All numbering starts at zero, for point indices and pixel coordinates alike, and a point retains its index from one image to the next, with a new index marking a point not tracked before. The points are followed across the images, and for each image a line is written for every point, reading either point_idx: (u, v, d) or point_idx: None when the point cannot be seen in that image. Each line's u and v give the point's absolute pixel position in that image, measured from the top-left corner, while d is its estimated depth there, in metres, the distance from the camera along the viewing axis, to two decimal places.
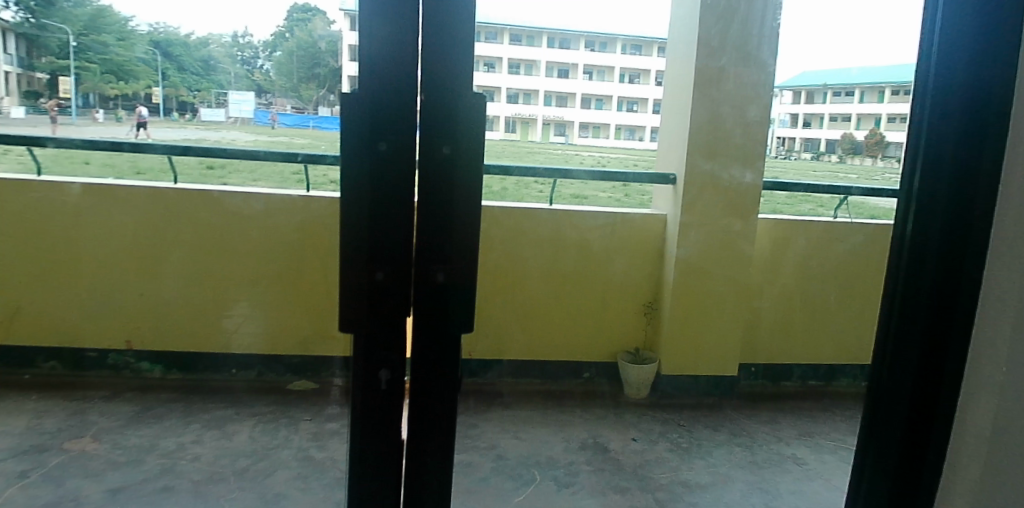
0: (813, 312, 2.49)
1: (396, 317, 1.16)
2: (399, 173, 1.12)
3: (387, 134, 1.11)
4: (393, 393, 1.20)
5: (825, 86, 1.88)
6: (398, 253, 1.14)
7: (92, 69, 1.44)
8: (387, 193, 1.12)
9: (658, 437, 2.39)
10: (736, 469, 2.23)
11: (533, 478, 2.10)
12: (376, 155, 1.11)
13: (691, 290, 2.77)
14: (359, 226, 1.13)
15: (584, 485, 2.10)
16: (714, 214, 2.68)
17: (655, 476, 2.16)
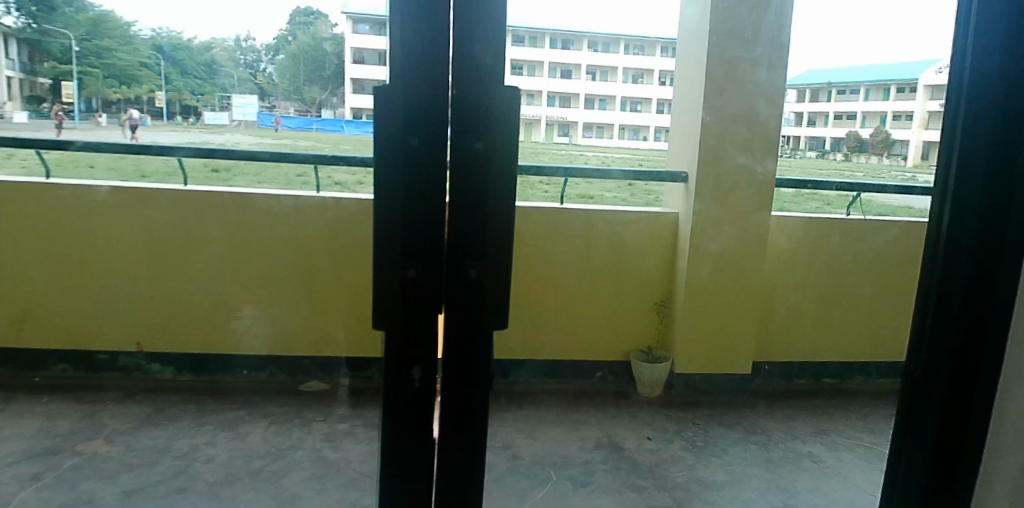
0: (844, 310, 2.54)
1: (429, 315, 1.15)
2: (431, 167, 1.11)
3: (419, 129, 1.10)
4: (427, 391, 1.19)
5: (830, 84, 1.89)
6: (430, 249, 1.13)
7: (93, 73, 1.40)
8: (420, 188, 1.11)
9: (672, 436, 2.37)
10: (753, 467, 2.21)
11: (549, 477, 2.09)
12: (408, 150, 1.10)
13: (716, 287, 2.84)
14: (393, 223, 1.12)
15: (600, 485, 2.08)
16: (744, 212, 2.72)
17: (671, 475, 2.14)
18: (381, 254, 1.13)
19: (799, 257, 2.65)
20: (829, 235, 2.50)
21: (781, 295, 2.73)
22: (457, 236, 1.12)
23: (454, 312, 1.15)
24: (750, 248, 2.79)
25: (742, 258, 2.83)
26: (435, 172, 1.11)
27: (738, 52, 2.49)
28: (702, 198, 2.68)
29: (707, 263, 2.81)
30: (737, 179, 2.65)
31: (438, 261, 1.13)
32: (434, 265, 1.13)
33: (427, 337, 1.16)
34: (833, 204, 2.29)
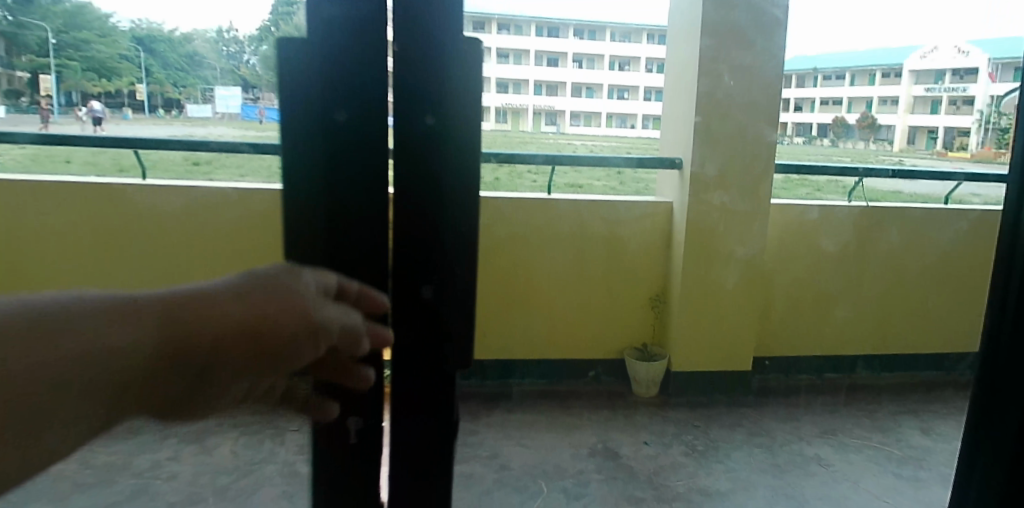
0: (903, 309, 2.62)
1: (372, 349, 0.93)
2: (365, 156, 0.84)
3: (348, 99, 0.82)
4: (366, 447, 0.95)
5: (815, 72, 1.78)
6: (370, 269, 0.89)
7: (73, 67, 1.03)
8: (351, 187, 0.85)
9: (671, 440, 2.23)
10: (757, 474, 2.05)
11: (540, 491, 1.93)
12: (335, 134, 0.83)
13: (761, 299, 2.64)
14: (320, 235, 0.86)
15: (596, 497, 1.91)
16: (775, 217, 2.58)
17: (671, 484, 1.99)
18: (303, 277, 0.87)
19: (848, 264, 2.66)
20: (883, 236, 2.62)
21: (836, 306, 2.67)
22: (403, 251, 0.89)
23: (404, 342, 0.94)
24: (797, 253, 2.67)
25: (784, 262, 2.66)
26: (373, 167, 0.85)
27: (747, 13, 2.32)
28: (705, 193, 2.51)
29: (738, 269, 2.61)
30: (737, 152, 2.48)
31: (382, 285, 0.90)
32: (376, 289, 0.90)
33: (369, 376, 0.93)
34: (824, 190, 2.50)
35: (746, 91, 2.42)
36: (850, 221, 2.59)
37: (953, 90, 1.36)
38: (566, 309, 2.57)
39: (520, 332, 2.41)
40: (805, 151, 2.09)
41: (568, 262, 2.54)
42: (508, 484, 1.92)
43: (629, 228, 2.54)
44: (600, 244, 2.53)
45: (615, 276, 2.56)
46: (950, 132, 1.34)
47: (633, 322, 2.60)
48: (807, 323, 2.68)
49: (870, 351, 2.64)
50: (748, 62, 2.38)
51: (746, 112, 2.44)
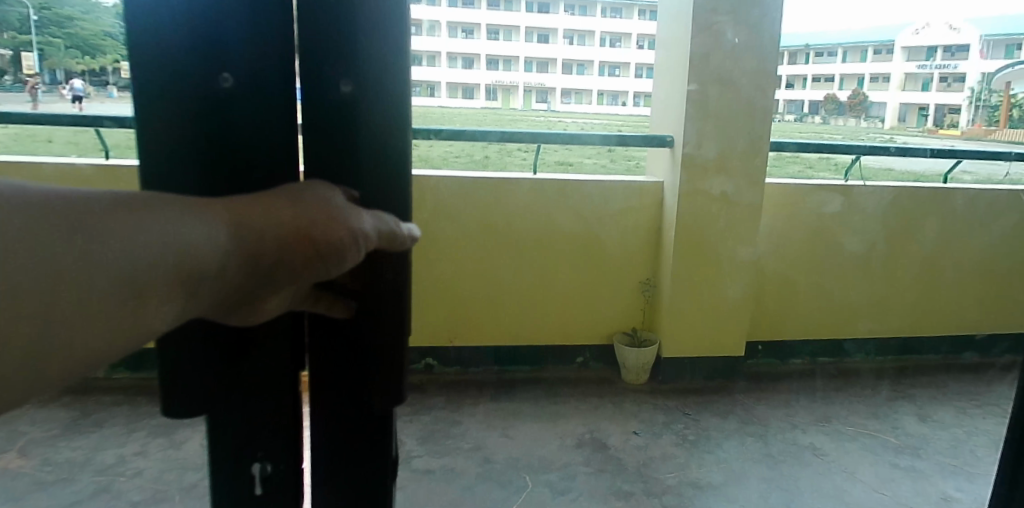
0: (934, 298, 2.63)
1: (266, 369, 0.62)
2: (263, 125, 0.57)
3: (231, 52, 0.54)
4: (280, 500, 0.66)
5: (807, 48, 1.65)
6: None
7: (59, 44, 0.84)
8: (239, 153, 0.57)
9: (661, 430, 2.16)
10: (750, 464, 1.98)
11: (525, 485, 1.83)
12: (209, 103, 0.54)
13: (774, 303, 2.63)
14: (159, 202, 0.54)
15: (584, 491, 1.82)
16: (782, 208, 2.49)
17: (661, 477, 1.91)
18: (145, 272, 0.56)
19: (876, 261, 2.61)
20: (923, 227, 2.55)
21: (862, 311, 2.65)
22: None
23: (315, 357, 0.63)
24: (814, 252, 2.59)
25: (797, 259, 2.59)
26: (264, 127, 0.57)
27: None
28: (704, 178, 2.38)
29: (740, 272, 2.50)
30: (738, 123, 2.32)
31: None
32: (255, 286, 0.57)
33: (268, 405, 0.63)
34: (816, 168, 2.40)
35: (748, 57, 2.26)
36: (879, 214, 2.52)
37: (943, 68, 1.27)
38: (551, 293, 2.49)
39: (494, 328, 2.43)
40: (793, 129, 2.05)
41: (540, 251, 2.43)
42: (491, 478, 1.84)
43: (614, 209, 2.42)
44: (586, 228, 2.43)
45: (600, 260, 2.48)
46: (940, 110, 1.25)
47: (620, 307, 2.55)
48: (821, 311, 2.65)
49: (901, 338, 2.63)
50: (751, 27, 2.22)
51: (745, 80, 2.28)
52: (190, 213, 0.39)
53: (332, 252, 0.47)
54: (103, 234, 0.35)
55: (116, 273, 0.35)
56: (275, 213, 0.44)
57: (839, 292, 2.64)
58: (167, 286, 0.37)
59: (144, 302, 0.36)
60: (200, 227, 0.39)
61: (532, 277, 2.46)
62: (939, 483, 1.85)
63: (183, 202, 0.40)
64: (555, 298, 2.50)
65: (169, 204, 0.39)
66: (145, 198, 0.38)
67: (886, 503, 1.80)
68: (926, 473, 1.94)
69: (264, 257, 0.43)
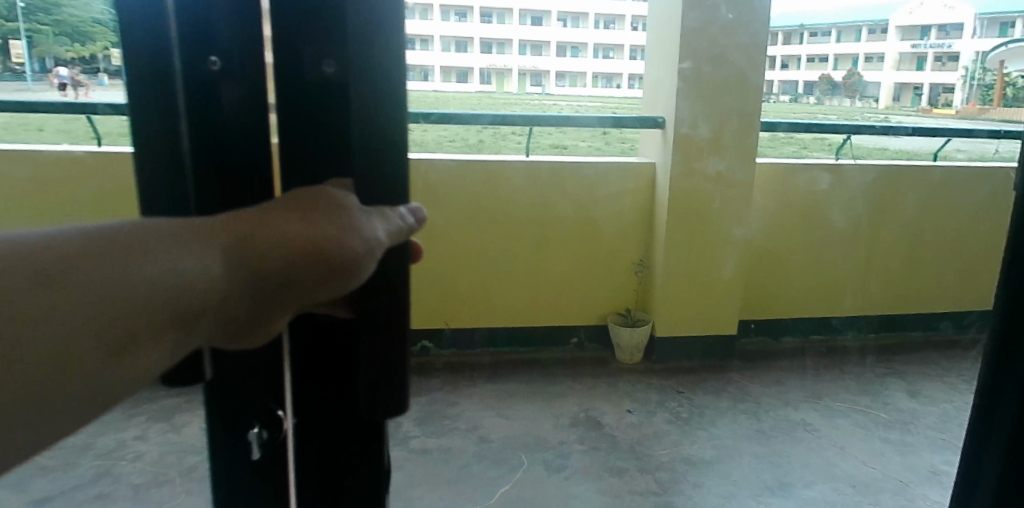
0: (917, 275, 2.69)
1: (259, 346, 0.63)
2: (249, 109, 0.56)
3: (216, 34, 0.54)
4: (277, 465, 0.68)
5: (802, 28, 1.65)
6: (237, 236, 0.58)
7: (48, 31, 0.85)
8: (224, 135, 0.57)
9: (656, 407, 2.19)
10: (743, 441, 2.01)
11: (521, 463, 1.85)
12: (195, 87, 0.55)
13: (766, 281, 2.63)
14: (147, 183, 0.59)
15: (578, 468, 1.84)
16: (772, 185, 2.50)
17: (655, 454, 1.93)
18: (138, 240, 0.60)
19: (862, 236, 2.63)
20: (902, 201, 2.59)
21: (852, 287, 2.66)
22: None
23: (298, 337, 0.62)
24: (802, 229, 2.59)
25: (784, 238, 2.59)
26: (250, 110, 0.56)
27: None
28: (705, 160, 2.37)
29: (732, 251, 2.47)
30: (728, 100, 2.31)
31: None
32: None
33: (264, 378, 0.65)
34: (811, 147, 2.44)
35: (734, 32, 2.25)
36: (863, 189, 2.56)
37: (940, 46, 1.23)
38: (542, 274, 2.50)
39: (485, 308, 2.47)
40: (787, 109, 2.05)
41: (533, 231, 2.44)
42: (486, 457, 1.86)
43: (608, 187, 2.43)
44: (575, 209, 2.44)
45: (592, 240, 2.49)
46: (936, 89, 1.20)
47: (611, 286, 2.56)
48: (810, 287, 2.66)
49: (884, 310, 2.72)
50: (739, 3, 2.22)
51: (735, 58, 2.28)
52: (183, 240, 0.35)
53: (347, 268, 0.43)
54: (99, 278, 0.30)
55: (114, 318, 0.31)
56: (281, 230, 0.40)
57: (827, 271, 2.65)
58: (162, 326, 0.33)
59: (132, 350, 0.32)
60: (192, 258, 0.35)
61: (525, 257, 2.46)
62: (926, 459, 1.89)
63: (184, 226, 0.36)
64: (546, 277, 2.50)
65: (162, 234, 0.34)
66: (143, 228, 0.34)
67: (876, 477, 1.84)
68: (912, 448, 1.98)
69: (265, 281, 0.39)
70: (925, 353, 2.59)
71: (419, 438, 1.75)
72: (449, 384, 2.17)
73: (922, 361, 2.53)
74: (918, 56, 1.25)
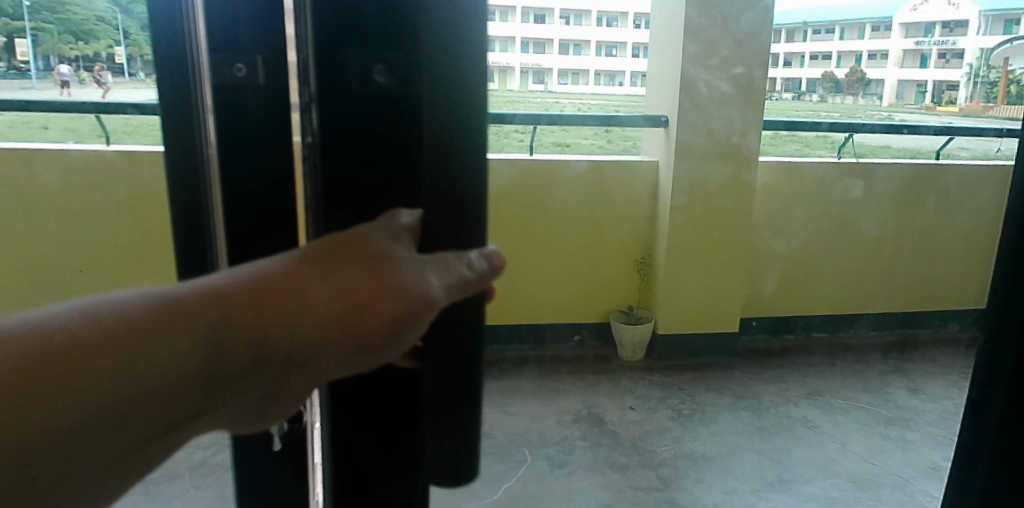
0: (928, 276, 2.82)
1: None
2: (271, 111, 0.64)
3: (242, 46, 0.62)
4: (296, 450, 0.77)
5: (806, 25, 1.66)
6: (262, 219, 0.69)
7: (53, 30, 0.90)
8: (250, 133, 0.66)
9: (658, 404, 2.17)
10: (742, 438, 2.08)
11: (526, 458, 1.77)
12: (228, 88, 0.63)
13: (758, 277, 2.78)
14: (197, 162, 0.75)
15: (581, 464, 1.90)
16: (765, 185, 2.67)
17: (657, 450, 1.99)
18: (196, 207, 0.76)
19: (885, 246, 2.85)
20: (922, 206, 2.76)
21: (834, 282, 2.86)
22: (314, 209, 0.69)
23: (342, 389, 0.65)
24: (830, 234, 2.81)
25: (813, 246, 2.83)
26: (274, 112, 0.64)
27: None
28: (747, 169, 2.59)
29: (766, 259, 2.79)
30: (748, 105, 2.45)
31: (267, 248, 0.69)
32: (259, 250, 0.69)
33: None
34: (813, 145, 2.53)
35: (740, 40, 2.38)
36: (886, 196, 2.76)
37: (942, 44, 1.27)
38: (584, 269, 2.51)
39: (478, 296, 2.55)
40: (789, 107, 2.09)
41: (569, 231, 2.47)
42: None
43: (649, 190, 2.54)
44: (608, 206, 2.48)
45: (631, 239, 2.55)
46: (938, 87, 1.26)
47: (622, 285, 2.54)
48: (841, 290, 2.85)
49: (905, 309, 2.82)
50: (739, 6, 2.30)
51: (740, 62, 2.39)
52: (186, 326, 0.37)
53: (372, 332, 0.42)
54: (90, 372, 0.34)
55: (105, 404, 0.35)
56: (306, 304, 0.40)
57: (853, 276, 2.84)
58: (155, 409, 0.37)
59: (130, 430, 0.36)
60: (193, 341, 0.37)
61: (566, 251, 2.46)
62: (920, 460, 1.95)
63: (195, 306, 0.38)
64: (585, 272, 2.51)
65: (166, 319, 0.37)
66: (148, 316, 0.37)
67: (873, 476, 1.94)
68: (908, 445, 2.06)
69: (284, 351, 0.40)
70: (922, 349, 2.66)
71: None
72: None
73: (919, 356, 2.58)
74: (922, 52, 1.28)
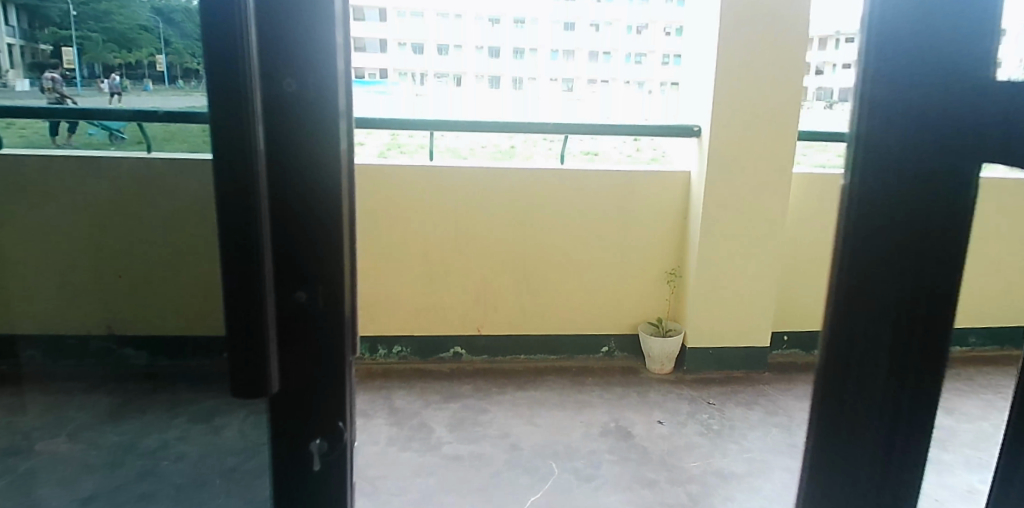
0: None
1: (326, 347, 0.77)
2: (319, 123, 0.70)
3: (297, 65, 0.68)
4: (334, 470, 0.80)
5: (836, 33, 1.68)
6: (301, 221, 0.72)
7: (96, 37, 0.84)
8: (298, 147, 0.70)
9: (685, 418, 2.21)
10: (775, 455, 2.00)
11: (551, 471, 1.85)
12: (284, 100, 0.69)
13: (801, 294, 2.80)
14: (231, 187, 0.69)
15: (608, 478, 1.84)
16: (817, 199, 2.71)
17: (686, 466, 1.91)
18: (230, 231, 0.70)
19: None
20: None
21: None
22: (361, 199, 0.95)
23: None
24: None
25: None
26: (321, 124, 0.70)
27: None
28: None
29: None
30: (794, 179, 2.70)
31: (317, 245, 0.73)
32: (309, 250, 0.73)
33: (325, 384, 0.78)
34: None
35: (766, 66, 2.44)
36: None
37: None
38: (505, 299, 2.67)
39: (399, 307, 2.64)
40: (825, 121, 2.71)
41: (429, 261, 2.61)
42: (518, 465, 1.88)
43: (620, 204, 2.63)
44: (584, 235, 2.65)
45: (544, 275, 2.67)
46: None
47: (572, 305, 2.71)
48: None
49: None
50: (765, 45, 2.43)
51: (771, 90, 2.45)
52: None
53: None
54: None
55: None
56: None
57: None
58: None
59: None
60: None
61: (433, 280, 2.63)
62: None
63: None
64: (501, 289, 2.66)
65: None
66: None
67: None
68: None
69: None
70: None
71: (450, 444, 1.98)
72: (480, 391, 2.37)
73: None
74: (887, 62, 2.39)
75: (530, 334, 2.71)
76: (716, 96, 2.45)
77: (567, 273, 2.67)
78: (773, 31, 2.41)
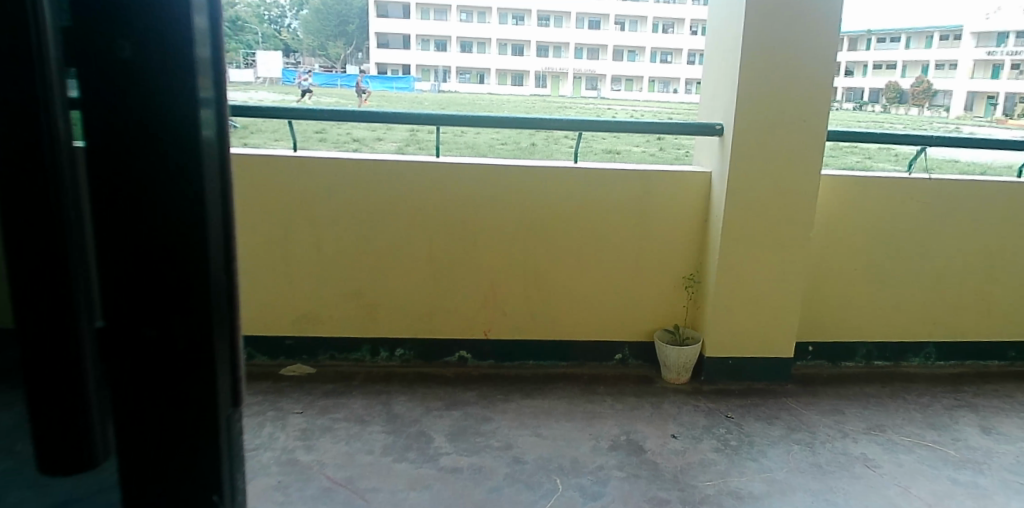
0: (1005, 296, 2.73)
1: (182, 397, 0.57)
2: (170, 105, 0.51)
3: (133, 24, 0.49)
4: None
5: None
6: (142, 230, 0.53)
7: None
8: (140, 133, 0.51)
9: (701, 433, 2.08)
10: (797, 475, 1.87)
11: (554, 488, 1.74)
12: (106, 75, 0.50)
13: (825, 299, 2.66)
14: (25, 189, 0.50)
15: (616, 496, 1.72)
16: (845, 201, 2.56)
17: (699, 485, 1.78)
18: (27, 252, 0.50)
19: (975, 280, 2.70)
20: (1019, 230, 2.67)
21: (917, 316, 2.72)
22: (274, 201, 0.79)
23: None
24: (936, 275, 2.68)
25: (938, 279, 2.69)
26: (169, 108, 0.51)
27: None
28: (870, 194, 2.56)
29: (903, 300, 2.69)
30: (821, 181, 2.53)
31: (166, 265, 0.54)
32: (152, 276, 0.54)
33: (187, 442, 0.58)
34: (875, 157, 2.67)
35: (790, 61, 2.30)
36: (992, 230, 2.66)
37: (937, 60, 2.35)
38: (513, 299, 2.56)
39: (399, 307, 2.54)
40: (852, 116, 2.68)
41: (428, 259, 2.51)
42: (519, 479, 1.77)
43: (635, 202, 2.50)
44: (594, 234, 2.52)
45: (551, 276, 2.55)
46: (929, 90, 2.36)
47: (580, 309, 2.59)
48: (937, 309, 2.72)
49: (977, 334, 2.77)
50: (791, 40, 2.28)
51: (797, 88, 2.31)
52: None
53: None
54: None
55: None
56: None
57: (955, 307, 2.72)
58: None
59: None
60: None
61: (436, 282, 2.53)
62: (995, 486, 1.86)
63: None
64: (505, 289, 2.55)
65: None
66: None
67: None
68: (983, 496, 1.80)
69: None
70: (997, 391, 2.53)
71: (449, 455, 1.88)
72: (485, 398, 2.27)
73: (1020, 400, 2.46)
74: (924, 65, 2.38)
75: (540, 339, 2.60)
76: (739, 94, 2.31)
77: (575, 274, 2.55)
78: (801, 27, 2.27)
